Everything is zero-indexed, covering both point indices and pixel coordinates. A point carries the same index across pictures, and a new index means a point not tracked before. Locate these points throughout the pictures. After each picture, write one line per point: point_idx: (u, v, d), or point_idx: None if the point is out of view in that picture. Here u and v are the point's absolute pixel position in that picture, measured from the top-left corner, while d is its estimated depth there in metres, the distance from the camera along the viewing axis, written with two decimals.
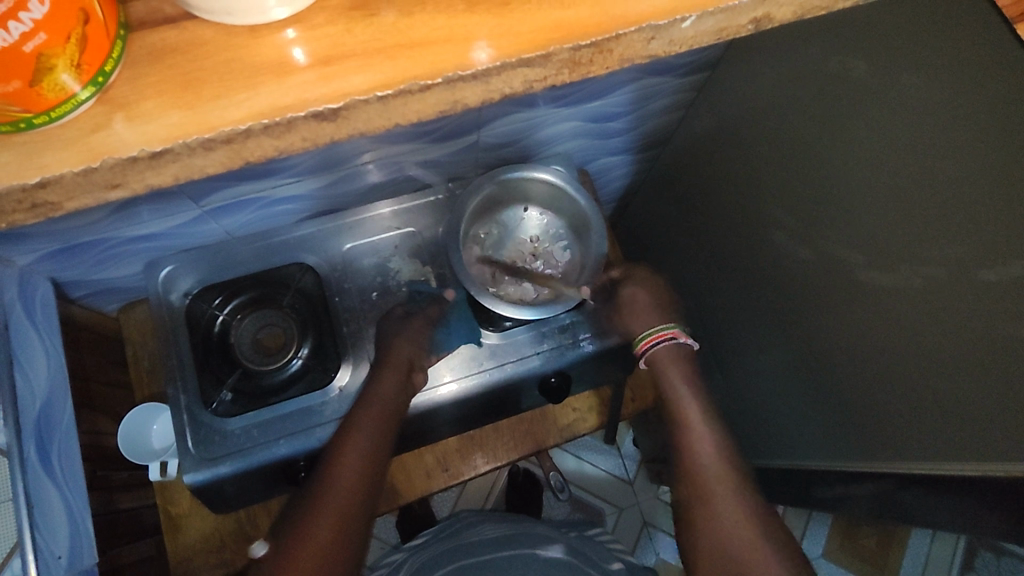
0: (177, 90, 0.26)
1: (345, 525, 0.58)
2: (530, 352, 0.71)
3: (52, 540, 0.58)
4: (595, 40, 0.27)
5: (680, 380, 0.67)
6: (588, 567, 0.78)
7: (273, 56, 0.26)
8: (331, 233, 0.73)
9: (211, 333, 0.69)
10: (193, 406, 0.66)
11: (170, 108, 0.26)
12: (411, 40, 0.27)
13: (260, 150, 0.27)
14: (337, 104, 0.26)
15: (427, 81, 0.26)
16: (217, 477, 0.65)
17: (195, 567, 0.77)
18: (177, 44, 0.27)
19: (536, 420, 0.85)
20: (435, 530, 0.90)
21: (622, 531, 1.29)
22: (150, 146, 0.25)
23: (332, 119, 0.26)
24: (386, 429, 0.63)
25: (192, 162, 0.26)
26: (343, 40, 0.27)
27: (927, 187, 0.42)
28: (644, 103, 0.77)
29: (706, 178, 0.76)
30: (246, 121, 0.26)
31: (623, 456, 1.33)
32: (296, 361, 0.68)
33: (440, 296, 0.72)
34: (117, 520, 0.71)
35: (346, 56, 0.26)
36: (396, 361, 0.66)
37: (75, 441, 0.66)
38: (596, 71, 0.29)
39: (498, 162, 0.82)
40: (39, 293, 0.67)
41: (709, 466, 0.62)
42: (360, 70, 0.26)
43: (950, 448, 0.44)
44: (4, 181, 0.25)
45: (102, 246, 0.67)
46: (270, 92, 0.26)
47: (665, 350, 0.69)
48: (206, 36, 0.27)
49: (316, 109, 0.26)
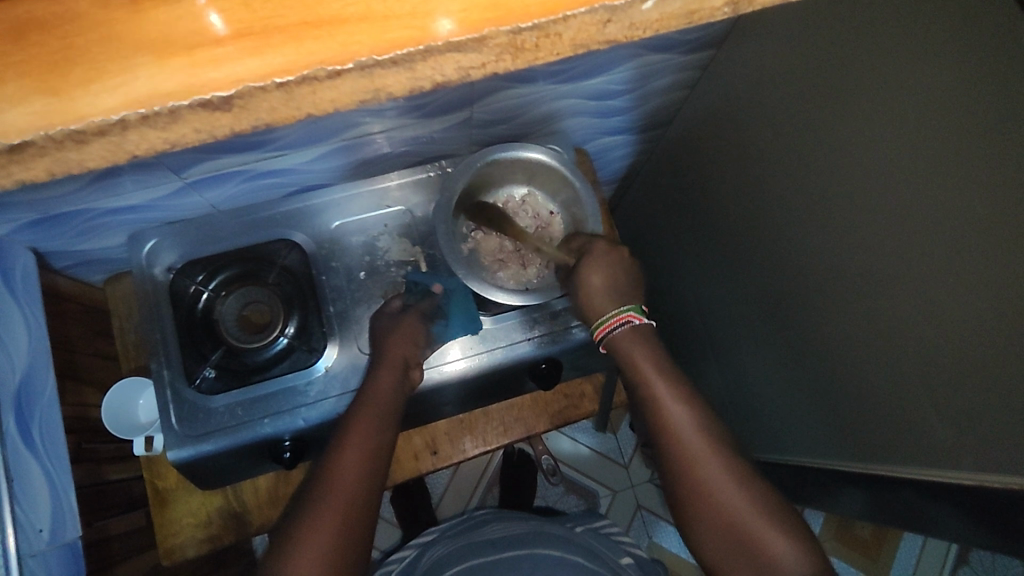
0: (42, 74, 0.22)
1: (349, 528, 0.56)
2: (520, 337, 0.69)
3: (34, 515, 0.58)
4: (538, 23, 0.24)
5: (645, 365, 0.60)
6: (601, 569, 0.77)
7: (159, 34, 0.23)
8: (319, 208, 0.72)
9: (194, 310, 0.68)
10: (176, 382, 0.65)
11: (31, 94, 0.22)
12: (320, 18, 0.23)
13: (148, 143, 0.24)
14: (228, 93, 0.23)
15: (336, 67, 0.23)
16: (201, 454, 0.64)
17: (181, 541, 0.76)
18: (44, 16, 0.22)
19: (528, 405, 0.83)
20: (445, 530, 0.92)
21: (616, 513, 1.28)
22: (5, 138, 0.22)
23: (225, 108, 0.24)
24: (383, 432, 0.61)
25: (66, 157, 0.24)
26: (240, 14, 0.23)
27: (978, 190, 0.40)
28: (643, 82, 0.74)
29: (716, 161, 0.73)
30: (119, 110, 0.23)
31: (619, 439, 1.32)
32: (282, 339, 0.67)
33: (430, 290, 0.67)
34: (105, 492, 0.73)
35: (245, 34, 0.23)
36: (392, 360, 0.63)
37: (57, 412, 0.66)
38: (544, 58, 0.26)
39: (495, 139, 0.79)
40: (20, 262, 0.65)
41: (688, 432, 0.57)
42: (255, 53, 0.23)
43: (993, 455, 0.42)
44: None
45: (82, 217, 0.65)
46: (150, 77, 0.23)
47: (625, 334, 0.62)
48: (80, 8, 0.23)
49: (200, 97, 0.23)
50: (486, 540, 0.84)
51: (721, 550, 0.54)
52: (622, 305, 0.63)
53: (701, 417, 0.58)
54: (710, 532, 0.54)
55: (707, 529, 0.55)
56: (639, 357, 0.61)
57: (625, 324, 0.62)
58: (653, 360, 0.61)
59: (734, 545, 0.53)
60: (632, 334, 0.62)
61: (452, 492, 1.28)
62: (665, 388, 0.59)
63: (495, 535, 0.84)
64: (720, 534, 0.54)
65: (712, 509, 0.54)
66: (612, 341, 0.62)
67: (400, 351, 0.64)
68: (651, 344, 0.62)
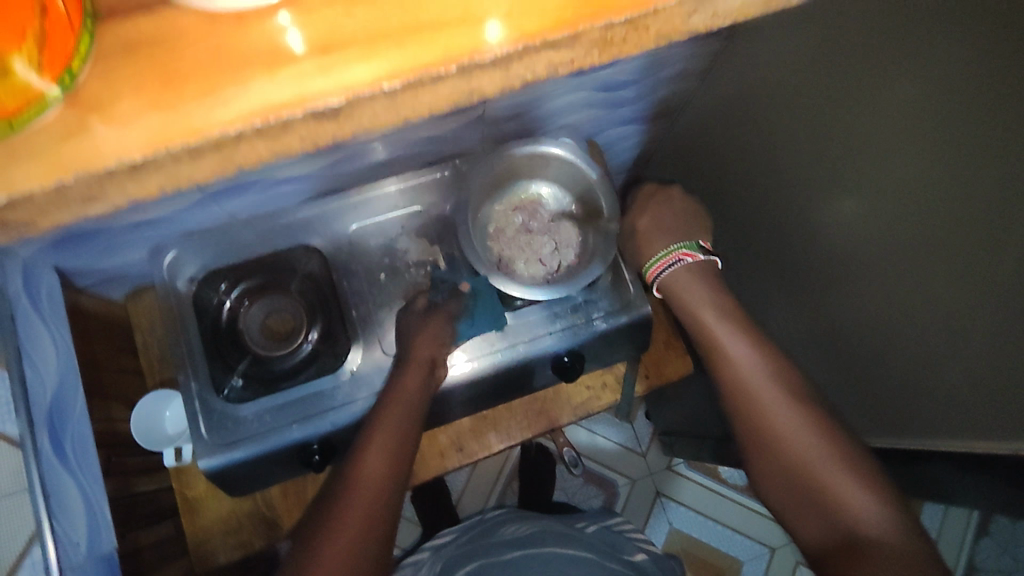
0: (156, 88, 0.21)
1: (372, 522, 0.56)
2: (543, 332, 0.69)
3: (71, 527, 0.58)
4: (631, 17, 0.22)
5: (698, 303, 0.63)
6: (608, 563, 0.79)
7: (262, 45, 0.22)
8: (335, 214, 0.71)
9: (219, 322, 0.69)
10: (204, 393, 0.66)
11: (148, 111, 0.21)
12: (420, 22, 0.22)
13: (253, 156, 0.22)
14: (339, 100, 0.21)
15: (440, 70, 0.21)
16: (231, 463, 0.65)
17: (213, 548, 0.77)
18: (154, 34, 0.22)
19: (550, 397, 0.83)
20: (458, 532, 0.91)
21: (634, 502, 1.29)
22: (130, 157, 0.21)
23: (332, 118, 0.22)
24: (410, 427, 0.61)
25: (178, 172, 0.22)
26: (338, 24, 0.22)
27: None
28: (651, 72, 0.74)
29: (725, 147, 0.73)
30: (236, 122, 0.21)
31: (636, 429, 1.33)
32: (306, 345, 0.68)
33: (457, 289, 0.69)
34: (134, 505, 0.71)
35: (345, 43, 0.22)
36: (418, 358, 0.64)
37: (88, 428, 0.65)
38: (627, 53, 0.24)
39: (507, 136, 0.79)
40: (45, 282, 0.66)
41: (756, 378, 0.56)
42: (361, 59, 0.22)
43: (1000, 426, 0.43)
44: (23, 185, 0.20)
45: (105, 234, 0.65)
46: (261, 88, 0.21)
47: (676, 273, 0.65)
48: (186, 24, 0.22)
49: (312, 107, 0.21)
50: (499, 540, 0.85)
51: (782, 488, 0.52)
52: (671, 245, 0.67)
53: (769, 357, 0.58)
54: (777, 478, 0.53)
55: (773, 470, 0.53)
56: (699, 296, 0.63)
57: (678, 261, 0.66)
58: (712, 299, 0.63)
59: (798, 487, 0.51)
60: (685, 270, 0.65)
61: (471, 488, 1.28)
62: (735, 336, 0.60)
63: (510, 535, 0.85)
64: (783, 476, 0.52)
65: (778, 451, 0.53)
66: (667, 281, 0.66)
67: (425, 349, 0.64)
68: (708, 283, 0.64)
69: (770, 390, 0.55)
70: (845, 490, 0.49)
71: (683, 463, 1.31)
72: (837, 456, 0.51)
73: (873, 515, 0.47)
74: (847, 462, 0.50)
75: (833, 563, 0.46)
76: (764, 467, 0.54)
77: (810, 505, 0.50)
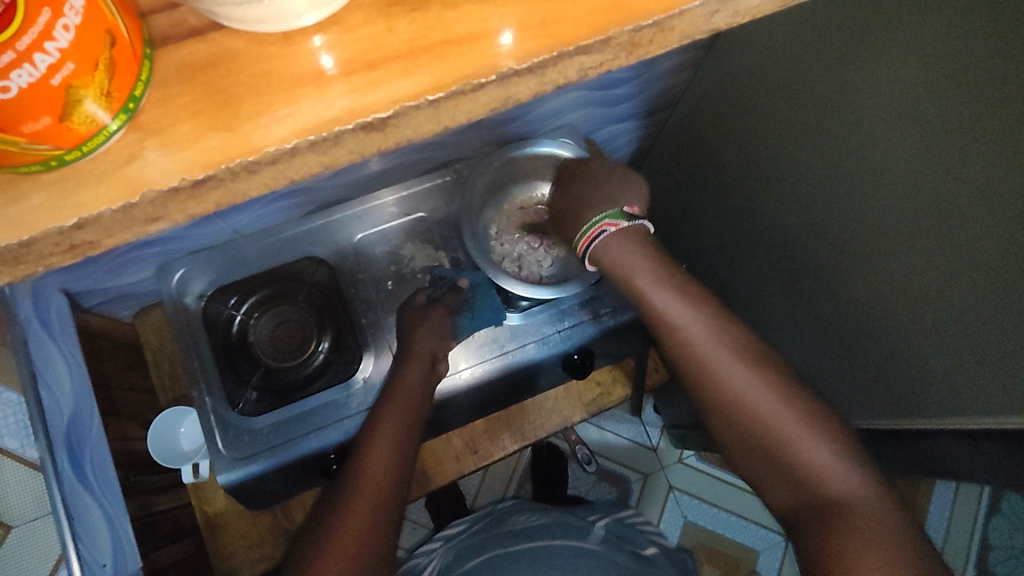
0: (213, 112, 0.22)
1: (376, 518, 0.57)
2: (551, 331, 0.69)
3: (94, 549, 0.58)
4: (659, 18, 0.23)
5: (636, 270, 0.55)
6: (617, 555, 0.79)
7: (300, 70, 0.22)
8: (341, 224, 0.71)
9: (229, 334, 0.70)
10: (219, 407, 0.66)
11: (207, 131, 0.22)
12: (456, 36, 0.23)
13: (305, 169, 0.23)
14: (387, 113, 0.22)
15: (482, 79, 0.22)
16: (249, 476, 0.65)
17: (235, 563, 0.78)
18: (208, 59, 0.22)
19: (562, 395, 0.84)
20: (469, 523, 0.92)
21: (647, 497, 1.30)
22: (191, 174, 0.21)
23: (381, 129, 0.22)
24: (410, 422, 0.62)
25: (236, 188, 0.22)
26: (384, 41, 0.23)
27: None
28: (647, 67, 0.75)
29: (716, 140, 0.74)
30: (292, 138, 0.22)
31: (646, 424, 1.33)
32: (318, 354, 0.70)
33: (457, 285, 0.69)
34: (154, 522, 0.70)
35: (388, 59, 0.22)
36: (420, 354, 0.64)
37: (105, 449, 0.64)
38: (653, 53, 0.25)
39: (505, 138, 0.79)
40: (53, 304, 0.66)
41: (705, 343, 0.53)
42: (407, 74, 0.22)
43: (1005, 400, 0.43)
44: (94, 207, 0.21)
45: (111, 255, 0.66)
46: (313, 106, 0.22)
47: (608, 243, 0.56)
48: (236, 48, 0.23)
49: (363, 120, 0.22)
50: (511, 530, 0.85)
51: (744, 452, 0.52)
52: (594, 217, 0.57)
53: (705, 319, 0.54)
54: (741, 443, 0.52)
55: (734, 435, 0.52)
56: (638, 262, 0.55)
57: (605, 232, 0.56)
58: (651, 264, 0.56)
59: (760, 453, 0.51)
60: (618, 238, 0.55)
61: (484, 491, 1.28)
62: (673, 303, 0.55)
63: (522, 525, 0.86)
64: (746, 442, 0.52)
65: (755, 427, 0.51)
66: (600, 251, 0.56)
67: (427, 343, 0.65)
68: (644, 245, 0.56)
69: (727, 358, 0.53)
70: (812, 454, 0.49)
71: (694, 456, 1.32)
72: (800, 420, 0.50)
73: (845, 481, 0.47)
74: (814, 428, 0.50)
75: (808, 528, 0.47)
76: (726, 432, 0.53)
77: (784, 479, 0.50)
